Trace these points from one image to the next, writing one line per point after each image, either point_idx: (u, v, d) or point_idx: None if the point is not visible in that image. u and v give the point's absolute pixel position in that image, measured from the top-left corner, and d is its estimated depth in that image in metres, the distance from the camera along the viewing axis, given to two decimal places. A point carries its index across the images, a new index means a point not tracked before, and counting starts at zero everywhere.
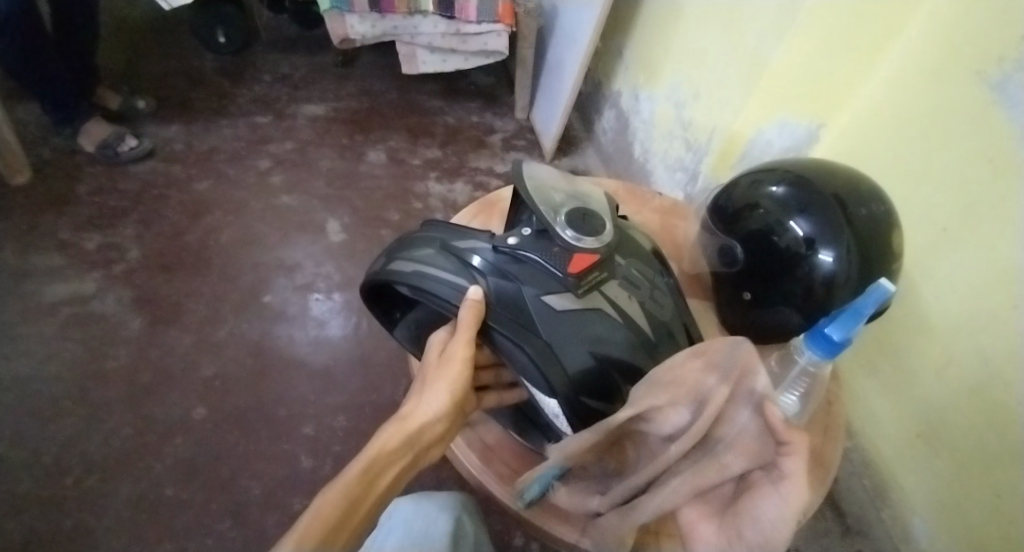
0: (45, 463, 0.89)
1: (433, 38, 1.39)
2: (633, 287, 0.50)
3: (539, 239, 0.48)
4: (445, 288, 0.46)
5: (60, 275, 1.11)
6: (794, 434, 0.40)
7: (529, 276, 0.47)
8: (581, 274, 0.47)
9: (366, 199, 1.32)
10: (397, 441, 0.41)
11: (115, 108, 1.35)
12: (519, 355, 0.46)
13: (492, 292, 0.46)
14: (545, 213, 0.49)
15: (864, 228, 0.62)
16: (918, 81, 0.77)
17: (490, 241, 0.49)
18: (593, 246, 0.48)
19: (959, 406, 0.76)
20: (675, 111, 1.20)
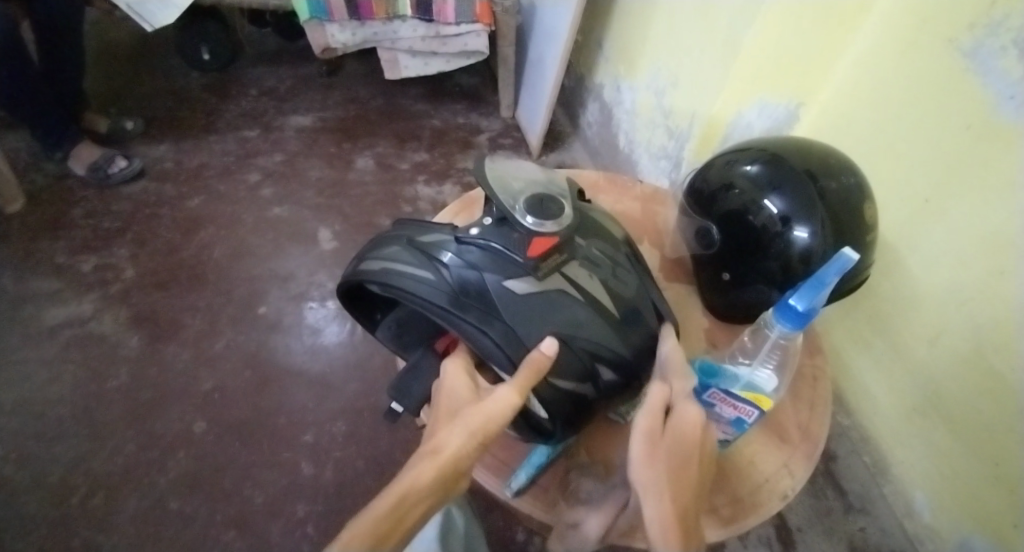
0: (52, 482, 0.91)
1: (413, 42, 1.40)
2: (593, 267, 0.51)
3: (500, 227, 0.49)
4: (410, 281, 0.46)
5: (57, 298, 1.12)
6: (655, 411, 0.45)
7: (491, 263, 0.47)
8: (541, 257, 0.48)
9: (357, 206, 1.34)
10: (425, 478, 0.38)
11: (104, 131, 1.37)
12: (486, 342, 0.45)
13: (455, 281, 0.46)
14: (503, 200, 0.50)
15: (837, 200, 0.63)
16: (890, 53, 0.77)
17: (453, 233, 0.50)
18: (553, 230, 0.49)
19: (955, 376, 0.76)
20: (656, 99, 1.21)
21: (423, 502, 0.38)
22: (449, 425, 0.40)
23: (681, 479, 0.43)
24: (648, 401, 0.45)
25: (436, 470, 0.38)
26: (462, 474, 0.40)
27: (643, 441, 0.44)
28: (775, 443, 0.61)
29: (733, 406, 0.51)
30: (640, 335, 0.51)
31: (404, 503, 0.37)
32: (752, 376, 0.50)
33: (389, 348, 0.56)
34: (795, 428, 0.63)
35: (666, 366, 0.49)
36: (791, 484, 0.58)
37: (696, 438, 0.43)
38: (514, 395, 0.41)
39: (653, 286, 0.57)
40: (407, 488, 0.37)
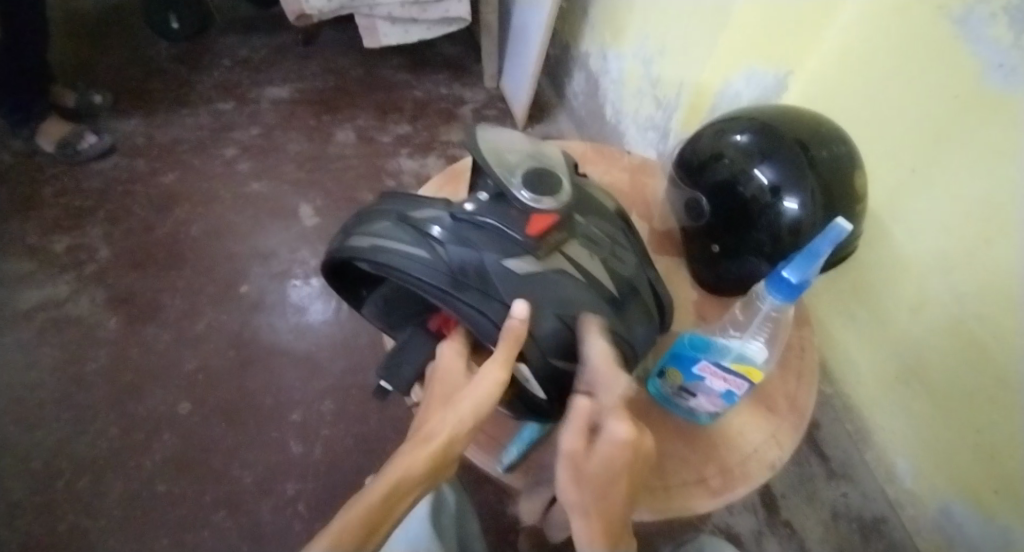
0: (35, 468, 0.90)
1: (393, 9, 1.35)
2: (593, 245, 0.49)
3: (497, 203, 0.47)
4: (404, 259, 0.44)
5: (30, 281, 1.09)
6: (580, 425, 0.42)
7: (489, 240, 0.45)
8: (541, 235, 0.46)
9: (338, 181, 1.30)
10: (415, 462, 0.36)
11: (71, 106, 1.32)
12: (486, 323, 0.44)
13: (453, 260, 0.44)
14: (502, 175, 0.48)
15: (827, 169, 0.63)
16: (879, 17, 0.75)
17: (448, 209, 0.47)
18: (551, 206, 0.47)
19: (937, 345, 0.78)
20: (643, 68, 1.18)
21: (416, 489, 0.36)
22: (443, 411, 0.40)
23: (614, 501, 0.41)
24: (572, 419, 0.42)
25: (431, 455, 0.37)
26: (454, 460, 0.39)
27: (568, 466, 0.41)
28: (763, 414, 0.62)
29: (724, 379, 0.52)
30: (637, 310, 0.50)
31: (398, 490, 0.35)
32: (743, 347, 0.50)
33: (377, 325, 0.55)
34: (783, 400, 0.63)
35: (597, 375, 0.45)
36: (779, 455, 0.59)
37: (622, 459, 0.40)
38: (499, 369, 0.40)
39: (649, 262, 0.56)
40: (401, 475, 0.36)
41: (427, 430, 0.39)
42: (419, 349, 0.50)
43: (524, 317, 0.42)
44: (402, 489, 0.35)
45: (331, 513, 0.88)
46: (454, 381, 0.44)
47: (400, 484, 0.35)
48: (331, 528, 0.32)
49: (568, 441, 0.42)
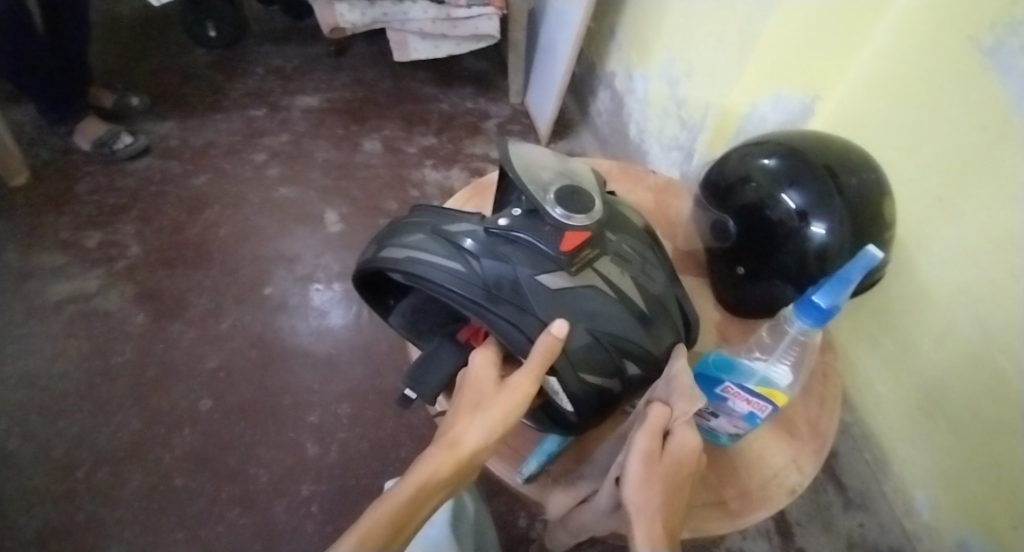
0: (56, 458, 0.91)
1: (424, 24, 1.38)
2: (624, 263, 0.50)
3: (529, 218, 0.48)
4: (439, 272, 0.45)
5: (62, 274, 1.12)
6: (656, 426, 0.44)
7: (522, 255, 0.46)
8: (574, 251, 0.46)
9: (363, 189, 1.33)
10: (442, 466, 0.37)
11: (108, 106, 1.36)
12: (518, 336, 0.45)
13: (487, 274, 0.45)
14: (535, 192, 0.48)
15: (856, 196, 0.63)
16: (905, 50, 0.77)
17: (481, 223, 0.48)
18: (584, 224, 0.47)
19: (958, 375, 0.77)
20: (668, 89, 1.20)
21: (438, 495, 0.37)
22: (472, 417, 0.40)
23: (677, 511, 0.41)
24: (648, 421, 0.44)
25: (455, 461, 0.38)
26: (475, 469, 0.40)
27: (641, 460, 0.42)
28: (785, 438, 0.61)
29: (747, 401, 0.52)
30: (665, 328, 0.50)
31: (423, 495, 0.36)
32: (768, 371, 0.51)
33: (403, 334, 0.56)
34: (805, 425, 0.63)
35: (671, 389, 0.47)
36: (800, 480, 0.59)
37: (691, 462, 0.43)
38: (529, 380, 0.41)
39: (677, 279, 0.56)
40: (427, 478, 0.36)
41: (456, 431, 0.40)
42: (447, 359, 0.51)
43: (561, 333, 0.43)
44: (429, 491, 0.36)
45: (343, 517, 0.89)
46: (483, 383, 0.44)
47: (427, 487, 0.36)
48: (358, 528, 0.33)
49: (643, 439, 0.43)
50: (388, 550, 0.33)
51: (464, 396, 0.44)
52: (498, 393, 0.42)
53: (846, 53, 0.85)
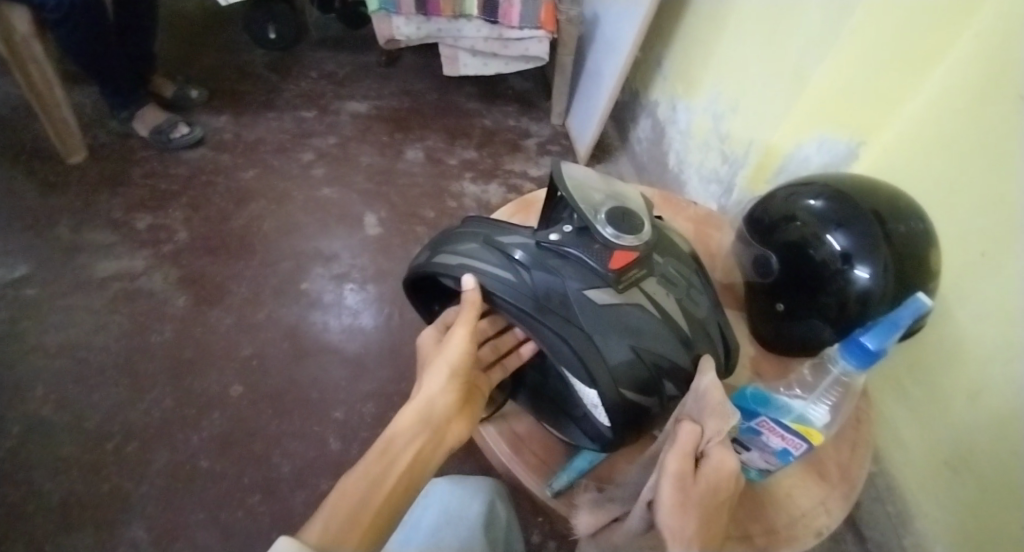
0: (87, 428, 0.94)
1: (476, 42, 1.42)
2: (670, 285, 0.50)
3: (580, 235, 0.49)
4: (489, 279, 0.47)
5: (111, 251, 1.16)
6: (688, 450, 0.43)
7: (572, 270, 0.47)
8: (622, 269, 0.47)
9: (403, 196, 1.36)
10: (405, 423, 0.46)
11: (168, 96, 1.43)
12: (563, 348, 0.46)
13: (537, 286, 0.46)
14: (587, 211, 0.49)
15: (902, 244, 0.63)
16: (960, 101, 0.76)
17: (532, 236, 0.50)
18: (633, 244, 0.48)
19: (987, 433, 0.76)
20: (712, 122, 1.21)
21: (408, 445, 0.45)
22: (425, 379, 0.48)
23: (716, 522, 0.44)
24: (678, 443, 0.43)
25: (416, 413, 0.46)
26: (442, 419, 0.47)
27: (675, 487, 0.42)
28: (814, 479, 0.61)
29: (781, 437, 0.51)
30: (705, 354, 0.51)
31: (390, 448, 0.44)
32: (804, 410, 0.52)
33: None
34: (835, 468, 0.62)
35: (702, 406, 0.45)
36: (828, 523, 0.58)
37: (727, 484, 0.43)
38: (461, 338, 0.48)
39: (720, 307, 0.56)
40: (392, 432, 0.45)
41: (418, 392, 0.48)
42: None
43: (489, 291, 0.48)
44: (395, 442, 0.44)
45: None
46: (433, 347, 0.52)
47: (394, 439, 0.45)
48: (339, 486, 0.40)
49: (676, 465, 0.42)
50: (372, 492, 0.40)
51: (424, 361, 0.51)
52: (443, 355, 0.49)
53: (899, 99, 0.84)
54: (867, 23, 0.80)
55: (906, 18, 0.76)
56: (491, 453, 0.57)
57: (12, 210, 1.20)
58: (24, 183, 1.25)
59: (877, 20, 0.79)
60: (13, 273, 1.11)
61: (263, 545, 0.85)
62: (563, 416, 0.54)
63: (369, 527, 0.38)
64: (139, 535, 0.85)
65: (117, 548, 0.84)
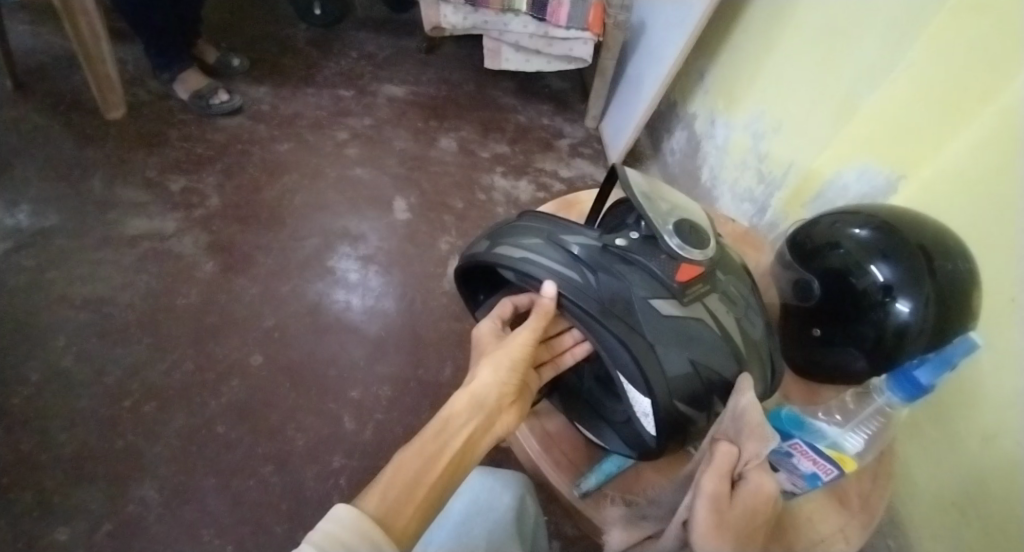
0: (107, 383, 0.95)
1: (521, 37, 1.42)
2: (730, 303, 0.50)
3: (646, 244, 0.49)
4: (553, 277, 0.47)
5: (143, 210, 1.17)
6: (724, 470, 0.42)
7: (638, 278, 0.47)
8: (688, 283, 0.48)
9: (434, 183, 1.36)
10: (460, 408, 0.46)
11: (211, 62, 1.43)
12: (622, 353, 0.46)
13: (603, 290, 0.46)
14: (654, 220, 0.49)
15: (946, 282, 0.61)
16: (999, 148, 0.72)
17: (598, 238, 0.49)
18: (699, 259, 0.48)
19: (999, 480, 0.72)
20: (752, 141, 1.21)
21: (461, 427, 0.46)
22: (480, 367, 0.49)
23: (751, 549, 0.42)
24: (713, 462, 0.42)
25: (469, 396, 0.47)
26: (496, 405, 0.48)
27: (710, 506, 0.40)
28: (835, 506, 0.61)
29: (813, 461, 0.51)
30: (758, 373, 0.51)
31: (445, 429, 0.45)
32: (837, 437, 0.53)
33: None
34: (856, 498, 0.62)
35: (740, 427, 0.44)
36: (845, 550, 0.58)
37: (766, 509, 0.41)
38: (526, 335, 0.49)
39: (771, 331, 0.56)
40: (448, 415, 0.46)
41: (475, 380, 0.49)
42: None
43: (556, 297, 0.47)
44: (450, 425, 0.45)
45: None
46: (490, 339, 0.53)
47: (448, 422, 0.46)
48: (396, 459, 0.42)
49: (710, 482, 0.41)
50: (425, 471, 0.41)
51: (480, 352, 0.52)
52: (503, 347, 0.51)
53: (943, 140, 0.80)
54: (921, 58, 0.82)
55: (962, 53, 0.76)
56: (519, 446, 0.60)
57: (48, 160, 1.21)
58: (61, 134, 1.26)
59: (931, 56, 0.80)
60: (45, 222, 1.12)
61: (271, 516, 0.86)
62: (598, 419, 0.56)
63: (421, 504, 0.40)
64: (150, 494, 0.86)
65: (127, 505, 0.84)
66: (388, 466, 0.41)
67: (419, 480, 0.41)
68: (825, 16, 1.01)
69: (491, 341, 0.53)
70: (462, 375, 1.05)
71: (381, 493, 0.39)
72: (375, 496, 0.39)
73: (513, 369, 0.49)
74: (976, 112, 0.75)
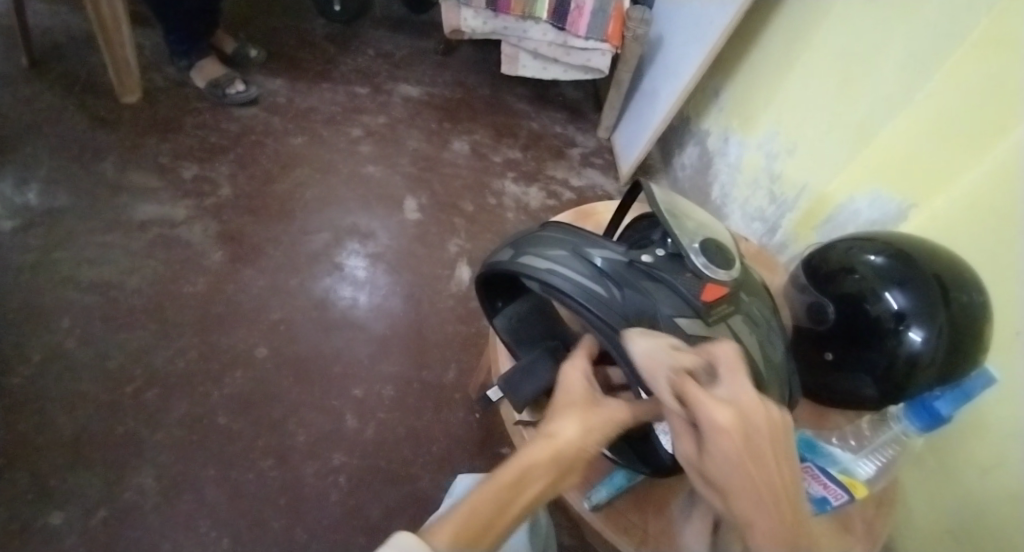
0: (110, 367, 0.94)
1: (540, 45, 1.42)
2: (753, 325, 0.51)
3: (672, 262, 0.50)
4: (579, 290, 0.47)
5: (154, 195, 1.17)
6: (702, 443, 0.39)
7: (663, 295, 0.48)
8: (713, 302, 0.48)
9: (446, 185, 1.36)
10: (542, 459, 0.36)
11: (229, 52, 1.44)
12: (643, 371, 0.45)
13: (629, 305, 0.47)
14: (681, 237, 0.50)
15: (960, 314, 0.61)
16: (1004, 181, 0.72)
17: (624, 253, 0.50)
18: (725, 279, 0.49)
19: (996, 512, 0.71)
20: (765, 161, 1.22)
21: (538, 483, 0.35)
22: (568, 417, 0.38)
23: (781, 480, 0.36)
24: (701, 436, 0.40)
25: (554, 451, 0.36)
26: (577, 468, 0.38)
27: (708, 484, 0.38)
28: (840, 532, 0.61)
29: (824, 485, 0.53)
30: (778, 396, 0.50)
31: (523, 482, 0.34)
32: (849, 463, 0.57)
33: (503, 338, 0.59)
34: (860, 524, 0.62)
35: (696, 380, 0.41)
36: None
37: (734, 432, 0.34)
38: (626, 412, 0.41)
39: (790, 356, 0.56)
40: (528, 464, 0.35)
41: (565, 431, 0.38)
42: (544, 373, 0.55)
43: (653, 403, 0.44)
44: (531, 479, 0.35)
45: (368, 494, 0.90)
46: (578, 385, 0.43)
47: (529, 474, 0.35)
48: (464, 509, 0.32)
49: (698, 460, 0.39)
50: (484, 534, 0.31)
51: (561, 394, 0.42)
52: (599, 407, 0.41)
53: (954, 171, 0.79)
54: (941, 88, 0.82)
55: (981, 85, 0.76)
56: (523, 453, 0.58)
57: (61, 140, 1.21)
58: (75, 115, 1.25)
59: (949, 87, 0.81)
60: (54, 202, 1.11)
61: (269, 511, 0.85)
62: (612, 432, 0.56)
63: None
64: (148, 482, 0.85)
65: (124, 491, 0.84)
66: (455, 511, 0.32)
67: (483, 540, 0.31)
68: (846, 42, 1.01)
69: (578, 387, 0.43)
70: (466, 378, 1.05)
71: (446, 543, 0.29)
72: (438, 541, 0.30)
73: (604, 439, 0.39)
74: (989, 145, 0.74)
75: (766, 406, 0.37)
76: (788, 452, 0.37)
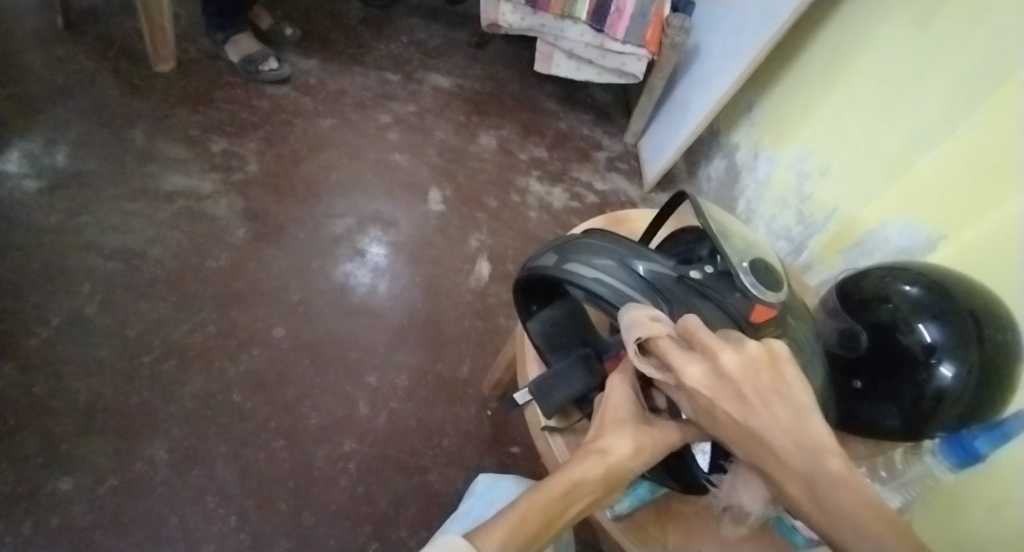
0: (128, 336, 0.95)
1: (576, 45, 1.41)
2: (797, 349, 0.51)
3: (721, 279, 0.51)
4: (626, 301, 0.49)
5: (182, 167, 1.17)
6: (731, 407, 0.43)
7: (711, 313, 0.49)
8: (759, 324, 0.49)
9: (470, 179, 1.36)
10: (591, 473, 0.39)
11: (264, 29, 1.43)
12: None
13: (676, 320, 0.48)
14: (730, 256, 0.52)
15: (994, 354, 0.58)
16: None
17: (672, 268, 0.51)
18: (772, 301, 0.50)
19: None
20: (796, 180, 1.21)
21: (583, 499, 0.38)
22: (618, 438, 0.42)
23: (775, 410, 0.38)
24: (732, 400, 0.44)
25: (603, 469, 0.39)
26: (620, 486, 0.41)
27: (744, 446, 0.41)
28: None
29: None
30: None
31: (573, 491, 0.38)
32: None
33: (536, 342, 0.60)
34: None
35: None
36: None
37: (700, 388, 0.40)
38: (676, 435, 0.44)
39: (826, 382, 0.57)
40: (580, 479, 0.38)
41: (614, 452, 0.41)
42: (577, 381, 0.56)
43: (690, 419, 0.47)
44: (579, 491, 0.38)
45: (375, 482, 0.90)
46: (630, 405, 0.45)
47: (578, 485, 0.38)
48: (520, 506, 0.35)
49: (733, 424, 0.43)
50: (538, 537, 0.34)
51: (608, 411, 0.45)
52: (648, 429, 0.43)
53: (983, 210, 0.78)
54: (984, 122, 0.81)
55: (1023, 124, 0.74)
56: (548, 456, 0.59)
57: (92, 105, 1.21)
58: (108, 80, 1.25)
59: (991, 122, 0.79)
60: (82, 166, 1.11)
61: (277, 492, 0.86)
62: None
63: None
64: (159, 455, 0.85)
65: (136, 462, 0.84)
66: (510, 508, 0.35)
67: (534, 542, 0.34)
68: (889, 67, 1.00)
69: (629, 406, 0.45)
70: (479, 373, 1.05)
71: (504, 541, 0.32)
72: (496, 540, 0.32)
73: (647, 461, 0.42)
74: (1019, 190, 0.73)
75: (741, 349, 0.41)
76: (781, 385, 0.39)
